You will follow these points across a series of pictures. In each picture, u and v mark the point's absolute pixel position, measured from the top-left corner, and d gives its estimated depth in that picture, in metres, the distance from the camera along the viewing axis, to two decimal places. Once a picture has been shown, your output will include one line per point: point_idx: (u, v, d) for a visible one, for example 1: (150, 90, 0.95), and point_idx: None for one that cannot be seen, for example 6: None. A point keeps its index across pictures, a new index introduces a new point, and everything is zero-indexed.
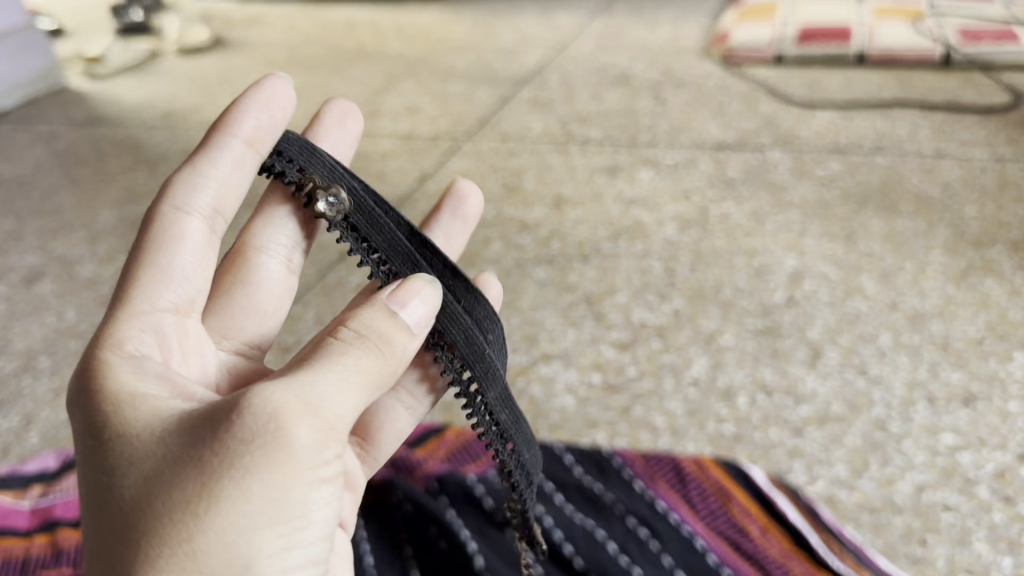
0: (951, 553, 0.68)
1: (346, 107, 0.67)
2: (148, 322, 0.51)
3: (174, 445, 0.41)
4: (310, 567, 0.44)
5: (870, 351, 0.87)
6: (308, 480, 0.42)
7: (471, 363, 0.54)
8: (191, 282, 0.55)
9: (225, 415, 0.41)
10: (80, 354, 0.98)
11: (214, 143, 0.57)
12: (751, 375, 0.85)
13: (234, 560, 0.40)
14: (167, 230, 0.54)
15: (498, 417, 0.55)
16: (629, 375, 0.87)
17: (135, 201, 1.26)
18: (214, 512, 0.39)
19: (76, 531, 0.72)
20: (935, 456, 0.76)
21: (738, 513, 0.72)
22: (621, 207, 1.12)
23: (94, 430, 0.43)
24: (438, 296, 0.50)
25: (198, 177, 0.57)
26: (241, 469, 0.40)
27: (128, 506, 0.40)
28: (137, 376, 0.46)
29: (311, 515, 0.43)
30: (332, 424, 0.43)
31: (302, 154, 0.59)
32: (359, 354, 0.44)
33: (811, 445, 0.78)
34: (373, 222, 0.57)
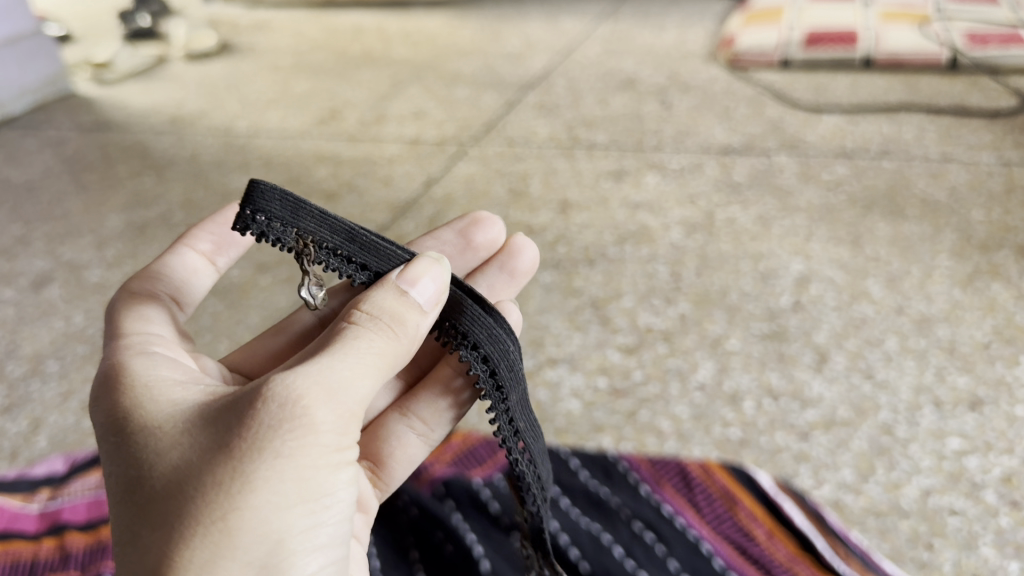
0: (957, 558, 0.68)
1: (484, 219, 0.69)
2: (154, 337, 0.53)
3: (201, 436, 0.43)
4: (337, 546, 0.46)
5: (877, 355, 0.87)
6: (332, 461, 0.44)
7: (496, 364, 0.53)
8: (171, 323, 0.57)
9: (250, 402, 0.43)
10: (89, 358, 0.98)
11: (173, 251, 0.63)
12: (757, 379, 0.85)
13: (267, 536, 0.42)
14: (132, 296, 0.57)
15: (517, 423, 0.55)
16: (635, 378, 0.87)
17: (143, 205, 1.26)
18: (247, 492, 0.42)
19: (84, 535, 0.73)
20: (941, 460, 0.76)
21: (743, 518, 0.72)
22: (627, 211, 1.12)
23: (118, 423, 0.45)
24: (445, 271, 0.50)
25: (155, 271, 0.61)
26: (271, 452, 0.42)
27: (159, 494, 0.42)
28: (156, 371, 0.48)
29: (338, 492, 0.45)
30: (353, 409, 0.45)
31: (286, 207, 0.51)
32: (373, 337, 0.46)
33: (817, 449, 0.78)
34: (383, 262, 0.53)
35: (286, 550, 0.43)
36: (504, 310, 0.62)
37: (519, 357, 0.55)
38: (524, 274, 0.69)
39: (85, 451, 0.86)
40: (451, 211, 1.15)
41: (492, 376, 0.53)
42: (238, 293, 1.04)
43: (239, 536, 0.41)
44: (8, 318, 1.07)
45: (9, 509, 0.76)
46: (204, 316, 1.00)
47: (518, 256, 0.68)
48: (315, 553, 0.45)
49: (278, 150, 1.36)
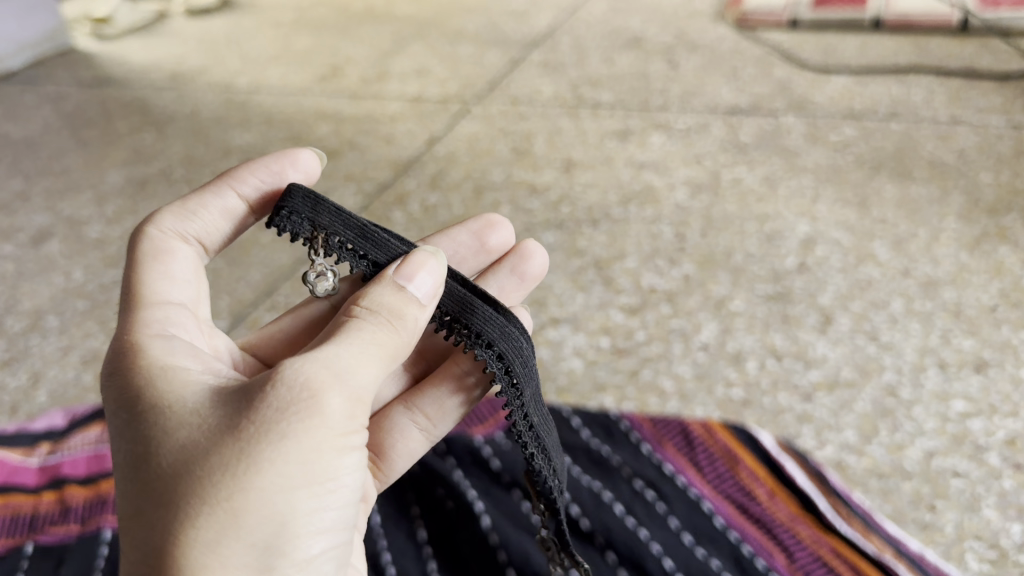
0: (959, 520, 0.68)
1: (495, 221, 0.68)
2: (175, 315, 0.53)
3: (211, 416, 0.43)
4: (340, 530, 0.46)
5: (882, 317, 0.86)
6: (339, 447, 0.44)
7: (511, 362, 0.53)
8: (191, 287, 0.57)
9: (260, 387, 0.43)
10: (89, 314, 0.98)
11: (216, 188, 0.59)
12: (761, 340, 0.85)
13: (272, 517, 0.42)
14: (156, 246, 0.56)
15: (529, 417, 0.55)
16: (638, 339, 0.86)
17: (143, 161, 1.25)
18: (253, 474, 0.41)
19: (84, 489, 0.74)
20: (945, 422, 0.75)
21: (745, 477, 0.71)
22: (632, 171, 1.11)
23: (131, 401, 0.45)
24: (441, 264, 0.51)
25: (191, 207, 0.58)
26: (278, 434, 0.42)
27: (166, 473, 0.42)
28: (171, 352, 0.48)
29: (343, 477, 0.45)
30: (360, 394, 0.45)
31: (307, 204, 0.55)
32: (376, 328, 0.46)
33: (821, 409, 0.77)
34: (387, 256, 0.55)
35: (288, 532, 0.43)
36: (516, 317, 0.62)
37: (533, 353, 0.55)
38: (533, 278, 0.68)
39: (85, 405, 0.86)
40: (454, 170, 1.14)
41: (507, 372, 0.53)
42: (238, 249, 1.03)
43: (244, 519, 0.41)
44: (7, 273, 1.06)
45: (8, 463, 0.76)
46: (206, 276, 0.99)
47: (528, 261, 0.67)
48: (319, 535, 0.45)
49: (279, 107, 1.35)
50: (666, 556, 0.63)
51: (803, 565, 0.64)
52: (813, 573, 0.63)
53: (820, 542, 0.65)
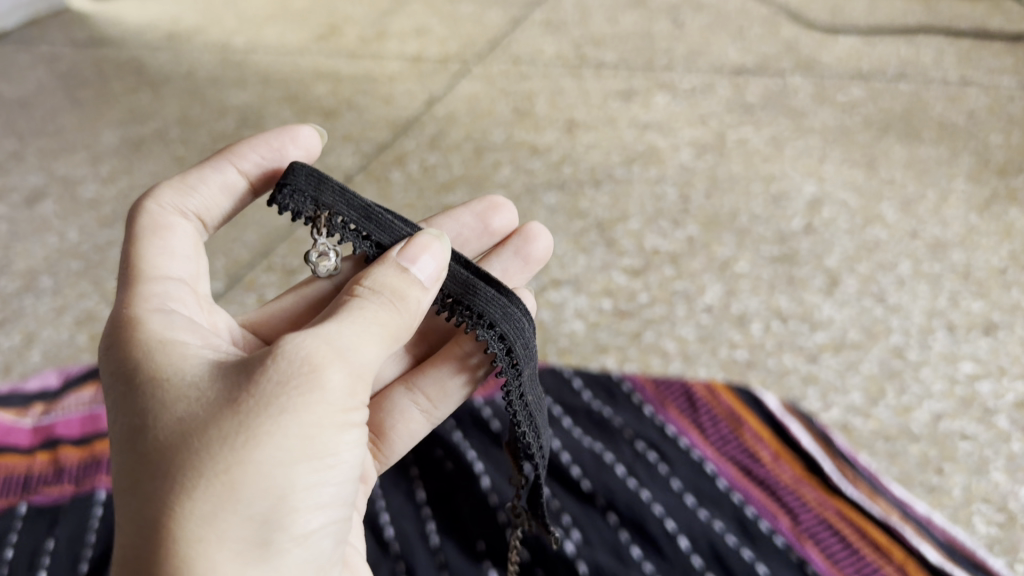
0: (967, 483, 0.67)
1: (499, 203, 0.66)
2: (174, 290, 0.50)
3: (210, 389, 0.41)
4: (339, 507, 0.44)
5: (889, 279, 0.85)
6: (340, 422, 0.42)
7: (513, 343, 0.51)
8: (191, 262, 0.54)
9: (260, 360, 0.41)
10: (83, 275, 0.97)
11: (215, 164, 0.56)
12: (766, 302, 0.83)
13: (271, 492, 0.40)
14: (156, 220, 0.53)
15: (527, 398, 0.53)
16: (640, 301, 0.85)
17: (138, 121, 1.23)
18: (252, 447, 0.39)
19: (77, 450, 0.73)
20: (954, 384, 0.74)
21: (749, 438, 0.70)
22: (636, 131, 1.09)
23: (127, 372, 0.43)
24: (446, 249, 0.49)
25: (190, 181, 0.55)
26: (277, 407, 0.40)
27: (162, 444, 0.40)
28: (170, 326, 0.46)
29: (343, 453, 0.43)
30: (362, 371, 0.43)
31: (312, 182, 0.51)
32: (379, 308, 0.44)
33: (827, 371, 0.76)
34: (392, 238, 0.52)
35: (287, 507, 0.40)
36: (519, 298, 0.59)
37: (534, 336, 0.53)
38: (537, 261, 0.65)
39: (78, 365, 0.85)
40: (454, 130, 1.12)
41: (508, 353, 0.51)
42: None
43: (242, 492, 0.39)
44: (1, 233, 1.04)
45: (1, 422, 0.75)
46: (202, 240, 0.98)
47: (532, 243, 0.64)
48: (318, 511, 0.42)
49: (276, 66, 1.32)
50: (669, 517, 0.62)
51: (808, 528, 0.62)
52: (819, 535, 0.62)
53: (825, 504, 0.64)
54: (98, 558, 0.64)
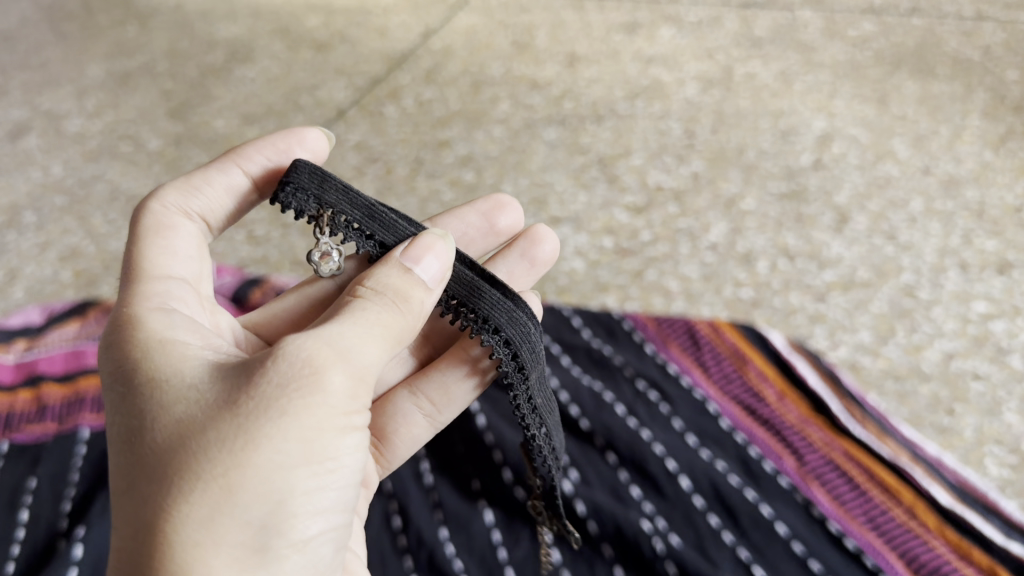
0: (979, 424, 0.65)
1: (505, 202, 0.59)
2: (177, 290, 0.46)
3: (209, 389, 0.38)
4: (339, 514, 0.40)
5: (901, 217, 0.82)
6: (342, 425, 0.38)
7: (518, 348, 0.48)
8: (194, 265, 0.49)
9: (261, 360, 0.38)
10: (67, 210, 0.93)
11: (220, 165, 0.51)
12: (773, 240, 0.80)
13: (270, 497, 0.36)
14: (160, 220, 0.48)
15: (534, 401, 0.49)
16: (643, 239, 0.82)
17: (125, 55, 1.19)
18: (251, 449, 0.36)
19: (60, 388, 0.70)
20: (966, 324, 0.72)
21: (753, 377, 0.67)
22: (640, 65, 1.05)
23: (124, 372, 0.40)
24: (450, 250, 0.45)
25: (194, 181, 0.50)
26: (278, 409, 0.36)
27: (159, 447, 0.37)
28: (170, 321, 0.42)
29: (344, 457, 0.39)
30: (364, 372, 0.39)
31: (315, 180, 0.47)
32: (380, 309, 0.41)
33: (835, 310, 0.73)
34: (396, 238, 0.48)
35: (285, 513, 0.37)
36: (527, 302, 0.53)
37: (540, 339, 0.50)
38: (544, 264, 0.58)
39: (62, 302, 0.82)
40: (451, 63, 1.08)
41: (514, 359, 0.47)
42: (223, 144, 0.99)
43: (240, 496, 0.35)
44: None
45: None
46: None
47: (539, 245, 0.58)
48: (319, 518, 0.38)
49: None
50: (669, 457, 0.60)
51: (814, 468, 0.60)
52: (825, 476, 0.60)
53: (832, 445, 0.62)
54: (80, 497, 0.62)
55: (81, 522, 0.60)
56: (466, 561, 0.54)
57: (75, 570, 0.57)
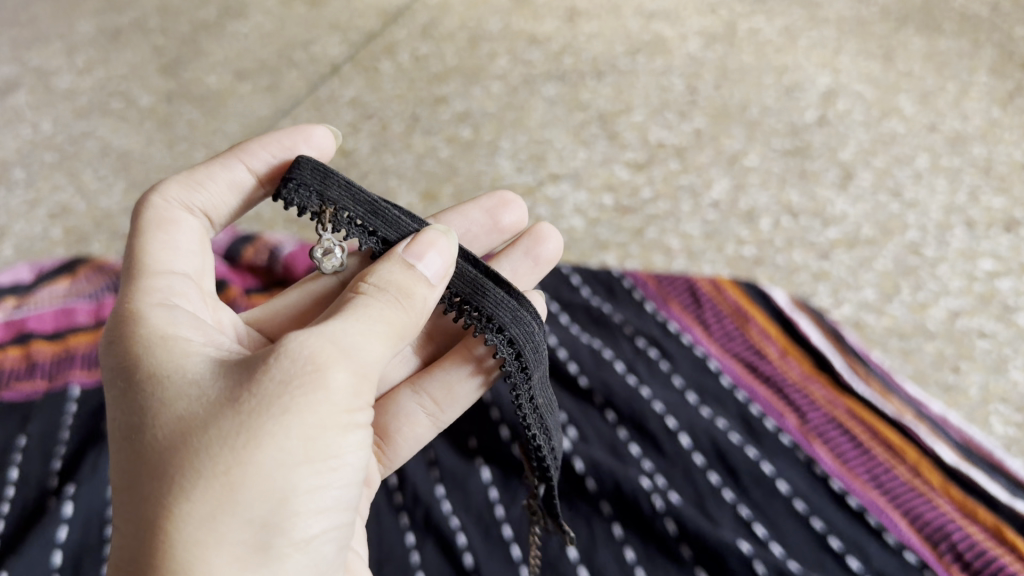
0: (985, 382, 0.64)
1: (509, 199, 0.58)
2: (178, 285, 0.44)
3: (211, 386, 0.37)
4: (344, 512, 0.39)
5: (906, 173, 0.81)
6: (345, 424, 0.37)
7: (522, 348, 0.46)
8: (197, 259, 0.47)
9: (263, 357, 0.37)
10: (57, 168, 0.91)
11: (223, 160, 0.49)
12: (776, 197, 0.79)
13: (271, 495, 0.35)
14: (162, 214, 0.46)
15: (536, 400, 0.48)
16: (643, 196, 0.80)
17: (115, 7, 1.12)
18: (253, 446, 0.35)
19: (50, 346, 0.69)
20: (972, 282, 0.70)
21: (755, 334, 0.66)
22: (641, 21, 0.99)
23: (126, 368, 0.39)
24: (453, 246, 0.43)
25: (197, 176, 0.49)
26: (279, 407, 0.35)
27: (161, 444, 0.36)
28: (172, 316, 0.41)
29: (347, 455, 0.38)
30: (367, 370, 0.38)
31: (316, 176, 0.46)
32: (383, 307, 0.39)
33: (838, 268, 0.72)
34: (399, 235, 0.47)
35: (288, 512, 0.36)
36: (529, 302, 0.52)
37: (543, 338, 0.48)
38: (547, 262, 0.57)
39: (52, 260, 0.81)
40: (448, 19, 1.03)
41: (517, 358, 0.46)
42: (215, 101, 0.96)
43: (241, 494, 0.35)
44: None
45: None
46: (182, 141, 0.92)
47: (542, 244, 0.56)
48: (322, 516, 0.37)
49: None
50: (669, 415, 0.59)
51: (816, 426, 0.59)
52: (827, 434, 0.59)
53: (835, 403, 0.61)
54: (71, 455, 0.61)
55: (72, 479, 0.59)
56: (463, 519, 0.54)
57: (65, 528, 0.56)
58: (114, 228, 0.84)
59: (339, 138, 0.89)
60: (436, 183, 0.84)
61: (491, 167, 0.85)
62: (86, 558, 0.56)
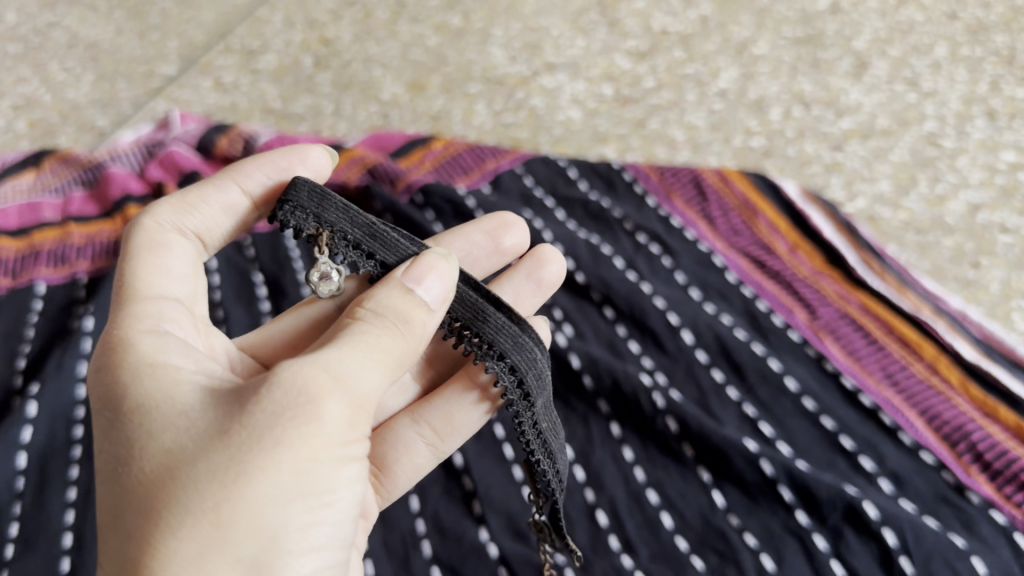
0: (1007, 278, 0.60)
1: (511, 219, 0.52)
2: (171, 309, 0.39)
3: (202, 416, 0.33)
4: (336, 550, 0.35)
5: (924, 63, 0.76)
6: (339, 456, 0.33)
7: (523, 375, 0.40)
8: (190, 285, 0.41)
9: (254, 387, 0.33)
10: (20, 60, 0.83)
11: (216, 183, 0.43)
12: (787, 87, 0.74)
13: (261, 532, 0.31)
14: (153, 237, 0.40)
15: (540, 423, 0.41)
16: (646, 87, 0.76)
17: None
18: (244, 482, 0.31)
19: (10, 240, 0.60)
20: (993, 174, 0.66)
21: (763, 230, 0.61)
22: None
23: (110, 394, 0.35)
24: (455, 273, 0.39)
25: (189, 197, 0.43)
26: (271, 441, 0.31)
27: (147, 477, 0.32)
28: (160, 334, 0.37)
29: (341, 489, 0.34)
30: (364, 401, 0.34)
31: (314, 199, 0.42)
32: (380, 332, 0.35)
33: (852, 160, 0.68)
34: (398, 257, 0.42)
35: (280, 550, 0.32)
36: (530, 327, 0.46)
37: (548, 365, 0.42)
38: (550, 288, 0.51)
39: (14, 152, 0.72)
40: None
41: (519, 386, 0.40)
42: None
43: (232, 532, 0.31)
44: None
45: None
46: (153, 31, 0.85)
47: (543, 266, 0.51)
48: (314, 554, 0.33)
49: None
50: (671, 311, 0.55)
51: (827, 322, 0.55)
52: (839, 331, 0.55)
53: (847, 299, 0.57)
54: (36, 353, 0.55)
55: (37, 378, 0.53)
56: None
57: (30, 428, 0.51)
58: (83, 120, 0.79)
59: (319, 27, 0.83)
60: (424, 73, 0.79)
61: (482, 56, 0.79)
62: (52, 461, 0.50)
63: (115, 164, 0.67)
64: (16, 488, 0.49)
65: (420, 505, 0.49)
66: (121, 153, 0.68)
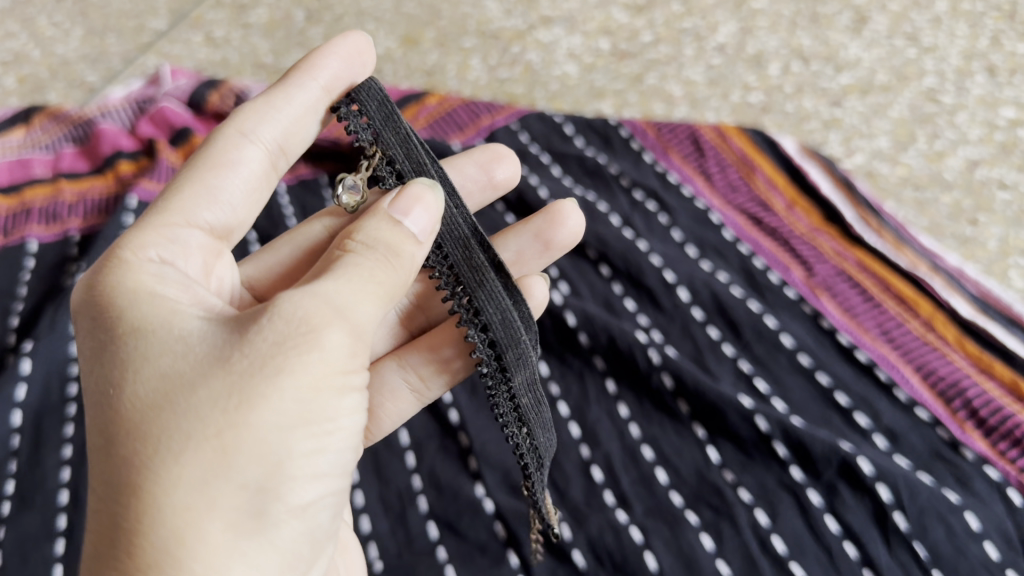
0: (1004, 235, 0.60)
1: (504, 152, 0.52)
2: (188, 238, 0.39)
3: (201, 342, 0.32)
4: (339, 477, 0.35)
5: (925, 17, 0.75)
6: (340, 386, 0.33)
7: (503, 350, 0.39)
8: (247, 198, 0.42)
9: (252, 317, 0.32)
10: (7, 15, 0.82)
11: (286, 84, 0.43)
12: (786, 42, 0.73)
13: (266, 458, 0.31)
14: (222, 151, 0.41)
15: (520, 399, 0.40)
16: (644, 41, 0.75)
17: None
18: (247, 409, 0.31)
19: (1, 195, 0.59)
20: (993, 130, 0.66)
21: (761, 185, 0.61)
22: None
23: (105, 320, 0.34)
24: (439, 199, 0.38)
25: (263, 104, 0.42)
26: (273, 368, 0.31)
27: (142, 404, 0.31)
28: (158, 263, 0.36)
29: (342, 419, 0.34)
30: (363, 331, 0.34)
31: (381, 114, 0.43)
32: (372, 264, 0.35)
33: (851, 116, 0.68)
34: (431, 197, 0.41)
35: (284, 476, 0.32)
36: (525, 287, 0.46)
37: (534, 343, 0.41)
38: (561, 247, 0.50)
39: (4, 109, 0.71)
40: None
41: (496, 359, 0.39)
42: None
43: (236, 458, 0.30)
44: None
45: None
46: None
47: (559, 226, 0.49)
48: (317, 481, 0.33)
49: None
50: (668, 269, 0.55)
51: (824, 279, 0.55)
52: (836, 288, 0.55)
53: (844, 255, 0.57)
54: (30, 311, 0.55)
55: (30, 336, 0.53)
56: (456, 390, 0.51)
57: (24, 385, 0.50)
58: (72, 76, 0.77)
59: None
60: (418, 27, 0.77)
61: (477, 9, 0.78)
62: (48, 419, 0.50)
63: (106, 120, 0.66)
64: (13, 445, 0.49)
65: (416, 462, 0.49)
66: (111, 110, 0.67)
